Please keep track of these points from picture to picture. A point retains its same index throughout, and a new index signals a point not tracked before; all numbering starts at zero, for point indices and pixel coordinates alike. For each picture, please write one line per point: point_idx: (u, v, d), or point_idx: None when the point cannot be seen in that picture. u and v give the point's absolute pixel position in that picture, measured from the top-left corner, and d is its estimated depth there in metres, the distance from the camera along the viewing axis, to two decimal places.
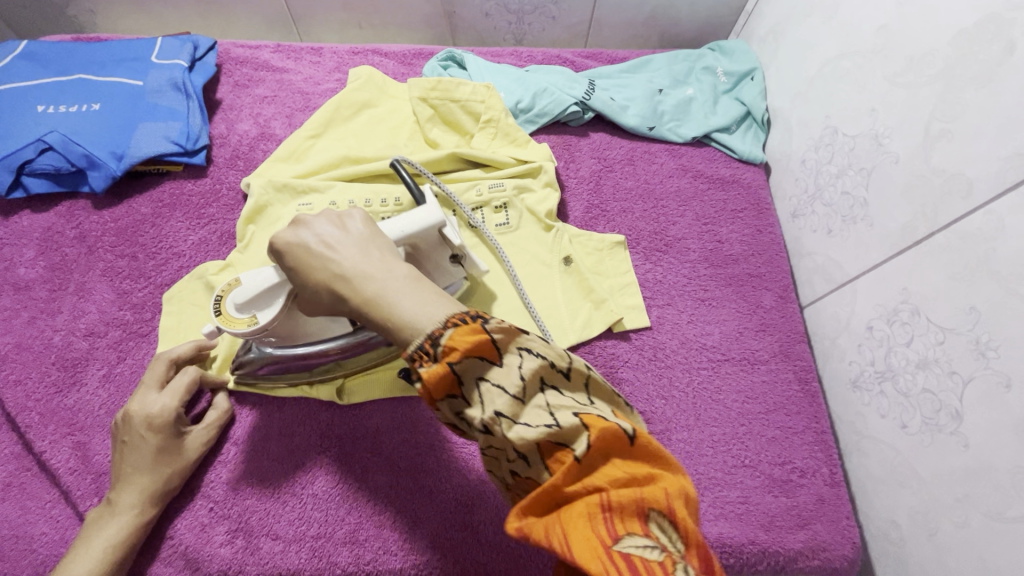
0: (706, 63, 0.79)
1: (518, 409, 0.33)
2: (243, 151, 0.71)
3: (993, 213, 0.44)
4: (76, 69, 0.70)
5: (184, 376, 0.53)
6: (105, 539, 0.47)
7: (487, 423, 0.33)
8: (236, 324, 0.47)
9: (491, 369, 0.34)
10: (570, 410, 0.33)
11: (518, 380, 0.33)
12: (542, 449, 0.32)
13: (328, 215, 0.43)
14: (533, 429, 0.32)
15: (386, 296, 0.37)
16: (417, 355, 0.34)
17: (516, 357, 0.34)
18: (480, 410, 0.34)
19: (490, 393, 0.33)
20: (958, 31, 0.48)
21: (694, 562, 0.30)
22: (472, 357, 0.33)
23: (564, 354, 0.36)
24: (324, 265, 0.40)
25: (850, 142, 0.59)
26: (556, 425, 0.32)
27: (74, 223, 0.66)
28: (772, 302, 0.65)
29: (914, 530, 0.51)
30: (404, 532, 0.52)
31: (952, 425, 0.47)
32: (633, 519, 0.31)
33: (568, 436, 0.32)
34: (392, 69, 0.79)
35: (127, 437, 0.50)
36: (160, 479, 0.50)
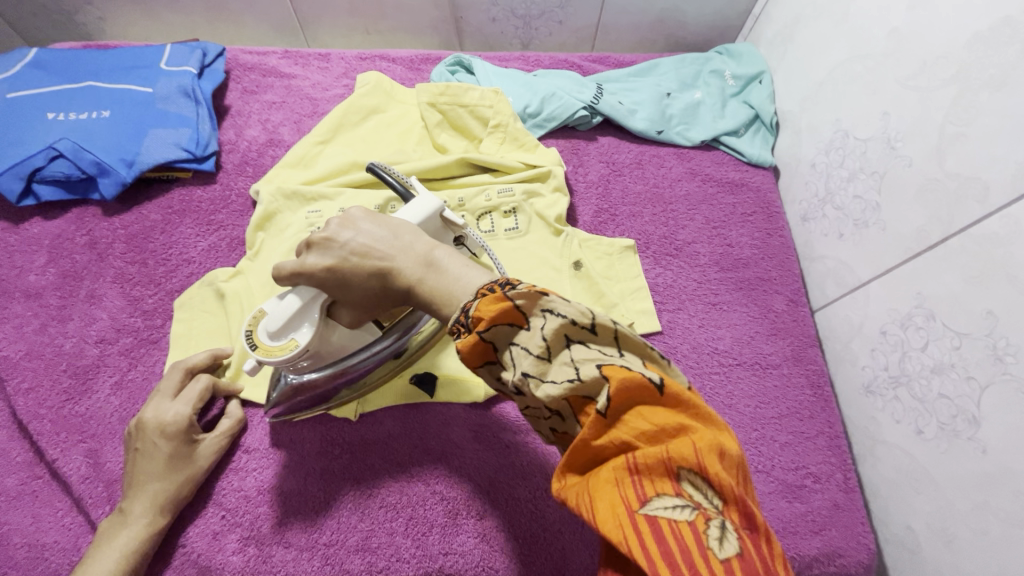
0: (714, 67, 0.79)
1: (544, 368, 0.33)
2: (252, 157, 0.71)
3: (1010, 217, 0.43)
4: (85, 76, 0.70)
5: (197, 384, 0.53)
6: (116, 548, 0.47)
7: (517, 383, 0.34)
8: (274, 351, 0.45)
9: (518, 333, 0.34)
10: (594, 362, 0.32)
11: (541, 341, 0.33)
12: (571, 403, 0.32)
13: (342, 222, 0.43)
14: (557, 386, 0.32)
15: (432, 281, 0.39)
16: (454, 327, 0.36)
17: (539, 318, 0.33)
18: (512, 371, 0.35)
19: (519, 355, 0.34)
20: (972, 34, 0.47)
21: (732, 517, 0.28)
22: (498, 325, 0.34)
23: (588, 310, 0.33)
24: (364, 265, 0.41)
25: (862, 145, 0.59)
26: (577, 379, 0.31)
27: (84, 230, 0.66)
28: (783, 306, 0.64)
29: (931, 536, 0.50)
30: (415, 540, 0.51)
31: (969, 430, 0.47)
32: (663, 480, 0.29)
33: (591, 389, 0.31)
34: (400, 74, 0.79)
35: (141, 445, 0.50)
36: (172, 486, 0.50)
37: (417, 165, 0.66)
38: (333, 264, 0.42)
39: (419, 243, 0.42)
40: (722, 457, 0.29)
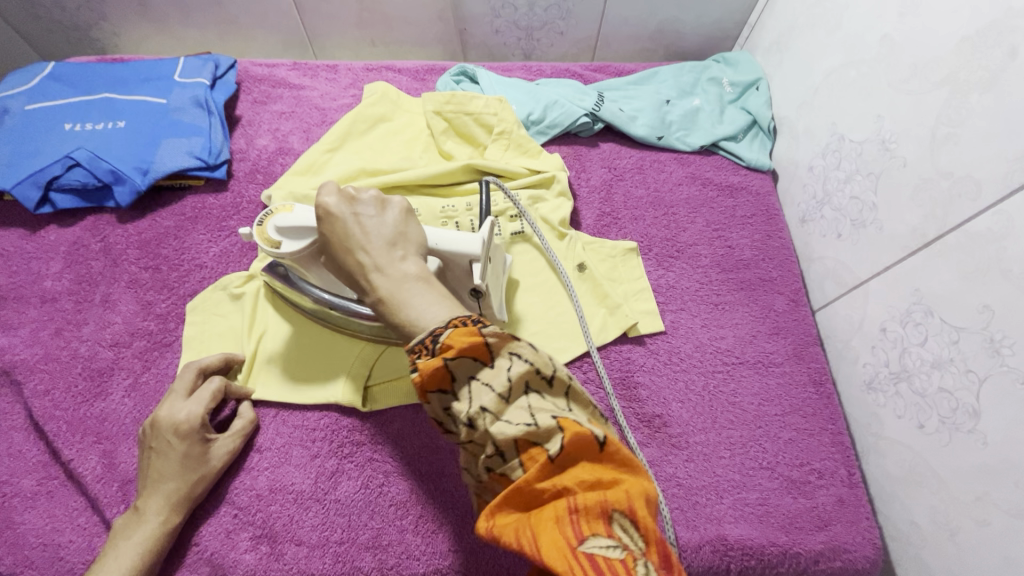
0: (711, 74, 0.80)
1: (501, 408, 0.35)
2: (262, 165, 0.73)
3: (1002, 213, 0.45)
4: (102, 88, 0.73)
5: (209, 385, 0.54)
6: (132, 546, 0.48)
7: (471, 416, 0.35)
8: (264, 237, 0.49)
9: (482, 369, 0.36)
10: (550, 413, 0.35)
11: (505, 381, 0.35)
12: (519, 445, 0.34)
13: (374, 198, 0.45)
14: (512, 426, 0.34)
15: (399, 296, 0.39)
16: (418, 348, 0.37)
17: (506, 360, 0.36)
18: (466, 404, 0.36)
19: (479, 390, 0.36)
20: (961, 39, 0.49)
21: (654, 558, 0.31)
22: (463, 358, 0.36)
23: (550, 360, 0.37)
24: (355, 240, 0.42)
25: (857, 147, 0.60)
26: (534, 424, 0.34)
27: (99, 237, 0.67)
28: (784, 305, 0.66)
29: (935, 530, 0.51)
30: (426, 538, 0.52)
31: (969, 423, 0.47)
32: (597, 521, 0.31)
33: (543, 436, 0.33)
34: (406, 84, 0.81)
35: (157, 442, 0.51)
36: (186, 485, 0.51)
37: (422, 172, 0.68)
38: (338, 219, 0.43)
39: (408, 259, 0.42)
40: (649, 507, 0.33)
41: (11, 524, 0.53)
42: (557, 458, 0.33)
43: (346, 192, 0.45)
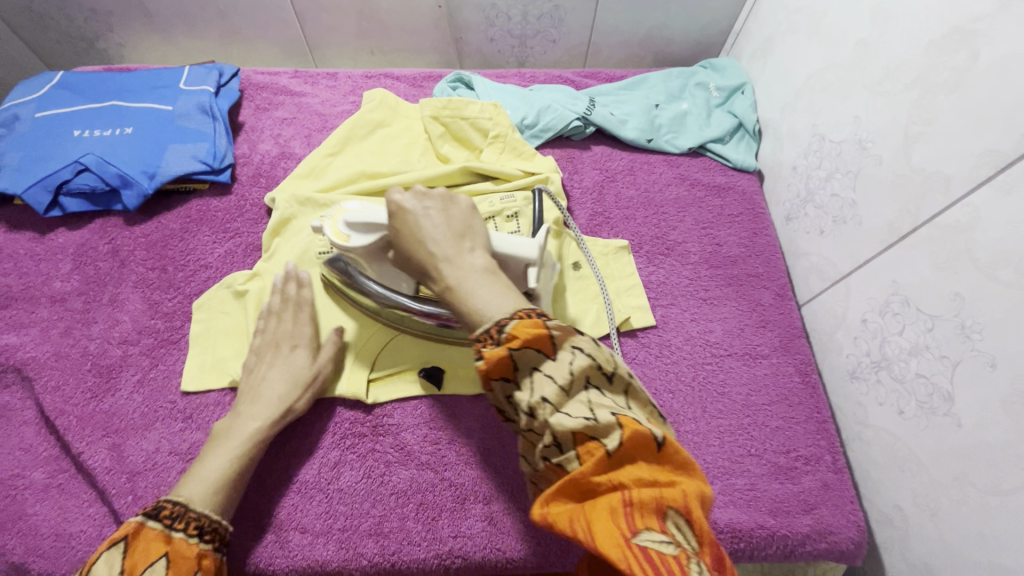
0: (698, 80, 0.83)
1: (562, 399, 0.37)
2: (265, 169, 0.75)
3: (970, 206, 0.47)
4: (109, 96, 0.75)
5: (304, 311, 0.60)
6: (243, 436, 0.53)
7: (532, 406, 0.37)
8: (337, 233, 0.54)
9: (545, 361, 0.38)
10: (609, 410, 0.36)
11: (567, 374, 0.37)
12: (577, 438, 0.35)
13: (444, 196, 0.47)
14: (572, 419, 0.35)
15: (467, 287, 0.41)
16: (482, 337, 0.38)
17: (568, 353, 0.38)
18: (528, 394, 0.38)
19: (540, 381, 0.37)
20: (929, 43, 0.52)
21: (706, 558, 0.32)
22: (525, 348, 0.37)
23: (610, 359, 0.39)
24: (422, 234, 0.45)
25: (837, 147, 0.63)
26: (592, 418, 0.35)
27: (107, 239, 0.69)
28: (771, 300, 0.68)
29: (915, 511, 0.53)
30: (426, 525, 0.54)
31: (945, 407, 0.50)
32: (652, 515, 0.33)
33: (601, 432, 0.35)
34: (404, 91, 0.84)
35: (270, 353, 0.57)
36: (296, 389, 0.56)
37: (421, 174, 0.70)
38: (410, 213, 0.46)
39: (476, 253, 0.44)
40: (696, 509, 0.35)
41: (24, 515, 0.54)
42: (615, 453, 0.34)
43: (418, 191, 0.48)
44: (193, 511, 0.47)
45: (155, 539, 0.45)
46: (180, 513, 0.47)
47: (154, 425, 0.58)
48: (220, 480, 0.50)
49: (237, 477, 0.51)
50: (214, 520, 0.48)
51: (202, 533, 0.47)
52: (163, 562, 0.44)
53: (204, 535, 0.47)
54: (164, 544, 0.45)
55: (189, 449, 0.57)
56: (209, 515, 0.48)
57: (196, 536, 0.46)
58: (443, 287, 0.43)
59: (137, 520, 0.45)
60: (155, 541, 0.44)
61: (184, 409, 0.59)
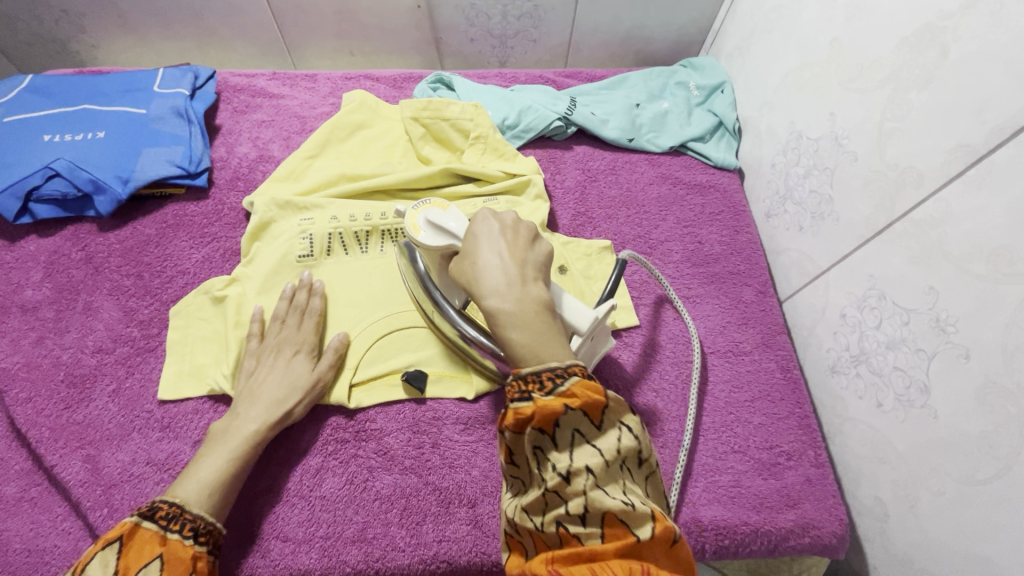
0: (679, 79, 0.84)
1: (601, 472, 0.37)
2: (243, 172, 0.74)
3: (942, 200, 0.48)
4: (81, 100, 0.73)
5: (311, 319, 0.60)
6: (240, 438, 0.52)
7: (571, 471, 0.37)
8: (414, 221, 0.53)
9: (592, 431, 0.38)
10: (640, 497, 0.37)
11: (612, 449, 0.38)
12: (607, 517, 0.36)
13: (535, 232, 0.47)
14: (608, 498, 0.36)
15: (520, 319, 0.40)
16: (533, 381, 0.38)
17: (614, 429, 0.39)
18: (567, 457, 0.38)
19: (584, 449, 0.38)
20: (900, 40, 0.53)
21: None
22: (578, 411, 0.37)
23: (646, 446, 0.40)
24: (500, 255, 0.43)
25: (814, 144, 0.64)
26: (630, 502, 0.36)
27: (80, 246, 0.68)
28: (752, 296, 0.68)
29: (896, 503, 0.53)
30: (411, 530, 0.53)
31: (922, 399, 0.50)
32: None
33: (634, 519, 0.36)
34: (384, 92, 0.83)
35: (271, 358, 0.57)
36: (294, 394, 0.55)
37: (401, 176, 0.70)
38: (498, 234, 0.45)
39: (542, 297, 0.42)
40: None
41: None
42: (647, 543, 0.35)
43: (513, 217, 0.47)
44: (188, 512, 0.47)
45: (150, 540, 0.44)
46: (176, 514, 0.46)
47: (130, 436, 0.57)
48: (214, 482, 0.50)
49: (231, 479, 0.51)
50: (209, 522, 0.48)
51: (197, 535, 0.46)
52: (157, 564, 0.43)
53: (199, 537, 0.46)
54: (158, 546, 0.44)
55: (166, 460, 0.56)
56: (203, 517, 0.47)
57: (191, 538, 0.46)
58: (488, 306, 0.41)
59: (132, 520, 0.45)
60: (149, 542, 0.44)
61: (161, 419, 0.58)
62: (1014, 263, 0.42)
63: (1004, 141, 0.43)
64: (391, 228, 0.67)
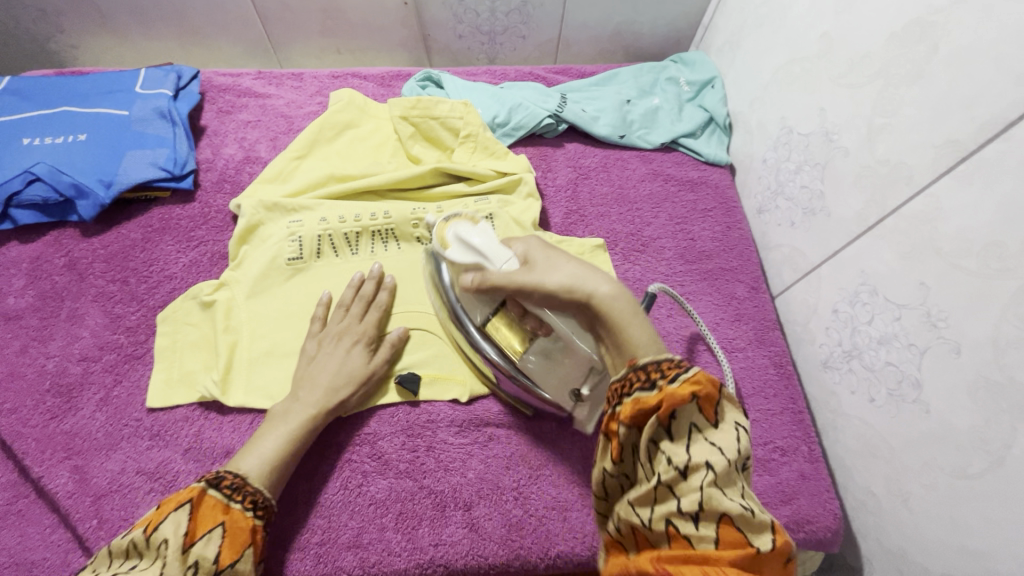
0: (669, 74, 0.84)
1: (723, 472, 0.35)
2: (230, 174, 0.73)
3: (933, 196, 0.48)
4: (61, 102, 0.72)
5: (374, 311, 0.60)
6: (299, 422, 0.53)
7: (690, 464, 0.35)
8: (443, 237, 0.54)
9: (711, 428, 0.37)
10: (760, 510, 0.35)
11: (736, 449, 0.36)
12: (726, 519, 0.33)
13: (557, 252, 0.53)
14: (730, 500, 0.34)
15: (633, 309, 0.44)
16: (652, 370, 0.39)
17: (734, 429, 0.37)
18: (685, 449, 0.36)
19: (703, 444, 0.36)
20: (890, 34, 0.53)
21: None
22: (699, 403, 0.37)
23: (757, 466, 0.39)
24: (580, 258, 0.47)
25: (805, 140, 0.64)
26: (750, 508, 0.33)
27: (63, 252, 0.66)
28: (745, 293, 0.68)
29: (890, 498, 0.54)
30: (406, 534, 0.53)
31: (914, 394, 0.50)
32: None
33: (758, 530, 0.33)
34: (372, 91, 0.82)
35: (331, 345, 0.57)
36: (351, 385, 0.56)
37: (391, 176, 0.69)
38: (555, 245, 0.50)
39: None
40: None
41: None
42: (767, 555, 0.32)
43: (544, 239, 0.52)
44: (250, 486, 0.48)
45: (215, 507, 0.45)
46: (239, 485, 0.47)
47: (119, 445, 0.56)
48: (273, 461, 0.50)
49: (288, 460, 0.51)
50: (266, 497, 0.48)
51: (256, 508, 0.47)
52: (221, 530, 0.44)
53: (258, 510, 0.47)
54: (222, 514, 0.45)
55: (157, 469, 0.55)
56: (263, 491, 0.48)
57: (252, 510, 0.46)
58: (600, 296, 0.44)
59: (200, 486, 0.46)
60: (214, 509, 0.45)
61: (150, 427, 0.57)
62: (1004, 258, 0.43)
63: (993, 137, 0.44)
64: (381, 229, 0.66)
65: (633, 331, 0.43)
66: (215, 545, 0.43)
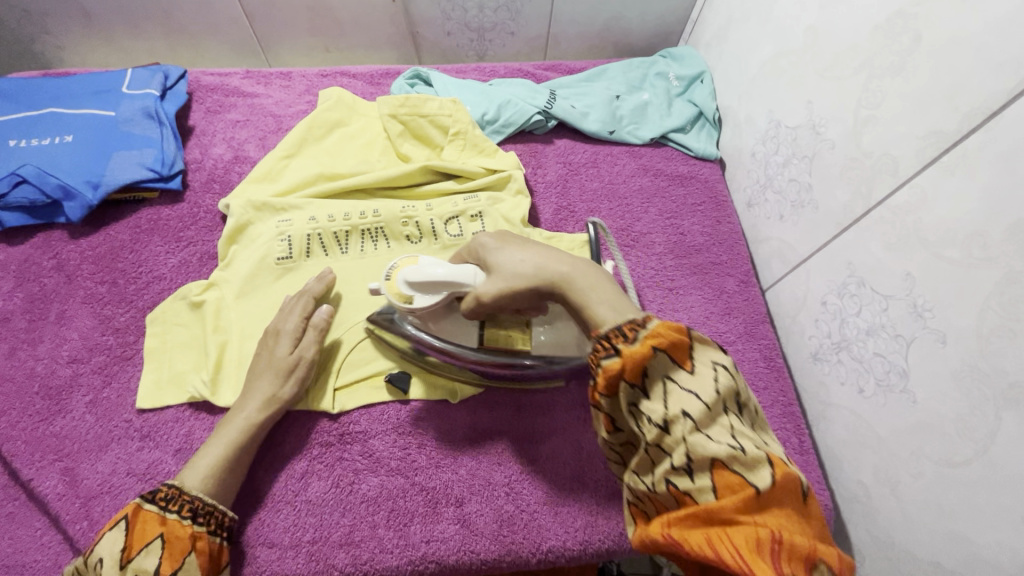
0: (658, 70, 0.84)
1: (704, 418, 0.37)
2: (218, 174, 0.73)
3: (917, 187, 0.48)
4: (47, 103, 0.71)
5: (303, 300, 0.59)
6: (233, 428, 0.52)
7: (669, 419, 0.37)
8: (397, 294, 0.52)
9: (683, 375, 0.39)
10: (751, 441, 0.37)
11: (712, 392, 0.38)
12: (717, 465, 0.35)
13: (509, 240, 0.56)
14: (716, 445, 0.36)
15: (595, 279, 0.45)
16: (614, 335, 0.40)
17: (709, 370, 0.39)
18: (662, 405, 0.38)
19: (678, 395, 0.38)
20: (874, 27, 0.53)
21: None
22: (665, 353, 0.39)
23: (746, 392, 0.40)
24: (531, 245, 0.50)
25: (792, 133, 0.64)
26: (738, 446, 0.36)
27: (51, 254, 0.66)
28: (735, 286, 0.69)
29: (879, 487, 0.54)
30: (397, 531, 0.53)
31: (901, 384, 0.51)
32: (801, 565, 0.32)
33: (750, 465, 0.35)
34: (361, 89, 0.82)
35: (262, 344, 0.57)
36: (278, 378, 0.55)
37: (381, 175, 0.69)
38: (503, 234, 0.53)
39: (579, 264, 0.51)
40: (842, 572, 0.34)
41: None
42: (766, 488, 0.34)
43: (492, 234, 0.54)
44: (186, 494, 0.48)
45: (151, 521, 0.47)
46: (174, 495, 0.48)
47: (109, 446, 0.56)
48: (215, 470, 0.50)
49: (234, 464, 0.52)
50: (207, 502, 0.49)
51: (195, 515, 0.48)
52: (159, 542, 0.46)
53: (198, 517, 0.48)
54: (159, 526, 0.47)
55: (147, 469, 0.55)
56: (201, 498, 0.49)
57: (189, 518, 0.48)
58: (563, 276, 0.46)
59: (137, 502, 0.48)
60: (150, 522, 0.47)
61: (140, 428, 0.57)
62: (988, 247, 0.43)
63: (977, 126, 0.44)
64: (370, 228, 0.66)
65: (600, 305, 0.43)
66: (156, 556, 0.45)
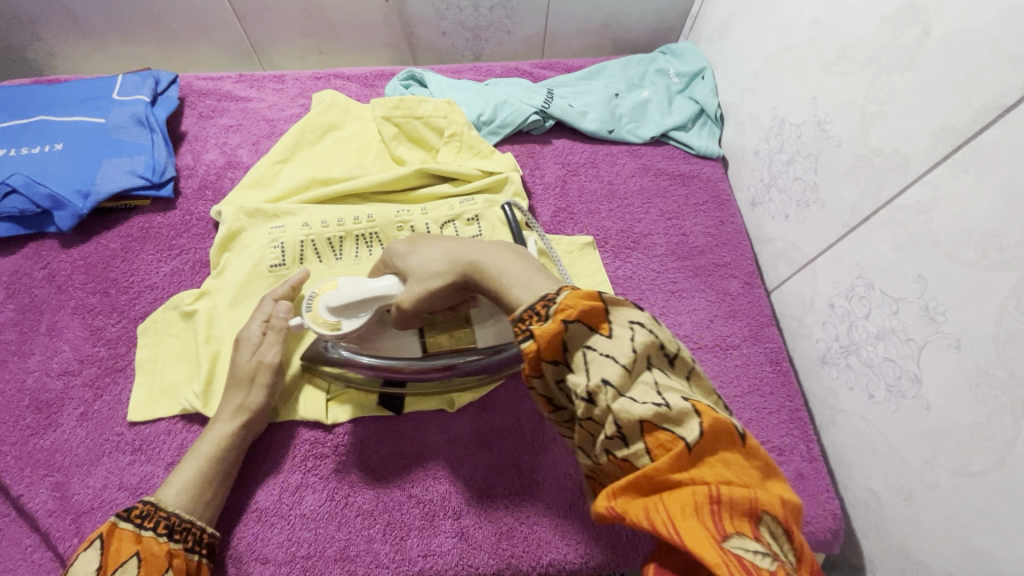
0: (658, 66, 0.82)
1: (625, 381, 0.35)
2: (211, 180, 0.71)
3: (928, 185, 0.46)
4: (37, 111, 0.70)
5: (269, 305, 0.58)
6: (211, 443, 0.51)
7: (592, 391, 0.36)
8: (321, 323, 0.52)
9: (600, 341, 0.37)
10: (678, 393, 0.35)
11: (629, 352, 0.36)
12: (645, 426, 0.34)
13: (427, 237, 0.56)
14: (641, 405, 0.34)
15: (507, 261, 0.45)
16: (528, 317, 0.39)
17: (626, 330, 0.37)
18: (585, 376, 0.36)
19: (598, 362, 0.36)
20: (881, 19, 0.51)
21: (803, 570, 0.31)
22: (578, 323, 0.37)
23: (673, 340, 0.38)
24: (444, 240, 0.51)
25: (797, 130, 0.62)
26: (664, 404, 0.34)
27: (42, 264, 0.65)
28: (739, 288, 0.67)
29: (890, 495, 0.52)
30: (394, 545, 0.52)
31: (913, 390, 0.49)
32: (744, 521, 0.31)
33: (677, 420, 0.34)
34: (356, 91, 0.80)
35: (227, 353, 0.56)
36: (240, 385, 0.53)
37: (377, 179, 0.67)
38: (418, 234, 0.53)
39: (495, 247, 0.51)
40: (788, 514, 0.33)
41: None
42: (695, 440, 0.33)
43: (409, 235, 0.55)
44: (162, 511, 0.48)
45: (127, 539, 0.46)
46: (151, 512, 0.47)
47: (100, 460, 0.55)
48: (194, 484, 0.49)
49: (217, 477, 0.51)
50: (184, 519, 0.48)
51: (171, 532, 0.47)
52: (134, 561, 0.45)
53: (174, 534, 0.47)
54: (135, 544, 0.45)
55: (138, 483, 0.54)
56: (179, 514, 0.48)
57: (165, 535, 0.46)
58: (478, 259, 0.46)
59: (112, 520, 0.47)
60: (127, 540, 0.45)
61: (131, 441, 0.56)
62: (1004, 249, 0.41)
63: (991, 123, 0.42)
64: (365, 233, 0.65)
65: (514, 288, 0.43)
66: None
